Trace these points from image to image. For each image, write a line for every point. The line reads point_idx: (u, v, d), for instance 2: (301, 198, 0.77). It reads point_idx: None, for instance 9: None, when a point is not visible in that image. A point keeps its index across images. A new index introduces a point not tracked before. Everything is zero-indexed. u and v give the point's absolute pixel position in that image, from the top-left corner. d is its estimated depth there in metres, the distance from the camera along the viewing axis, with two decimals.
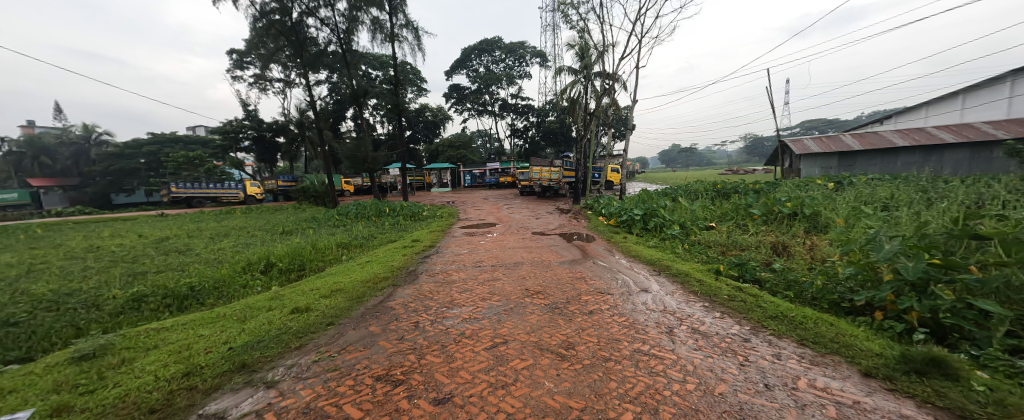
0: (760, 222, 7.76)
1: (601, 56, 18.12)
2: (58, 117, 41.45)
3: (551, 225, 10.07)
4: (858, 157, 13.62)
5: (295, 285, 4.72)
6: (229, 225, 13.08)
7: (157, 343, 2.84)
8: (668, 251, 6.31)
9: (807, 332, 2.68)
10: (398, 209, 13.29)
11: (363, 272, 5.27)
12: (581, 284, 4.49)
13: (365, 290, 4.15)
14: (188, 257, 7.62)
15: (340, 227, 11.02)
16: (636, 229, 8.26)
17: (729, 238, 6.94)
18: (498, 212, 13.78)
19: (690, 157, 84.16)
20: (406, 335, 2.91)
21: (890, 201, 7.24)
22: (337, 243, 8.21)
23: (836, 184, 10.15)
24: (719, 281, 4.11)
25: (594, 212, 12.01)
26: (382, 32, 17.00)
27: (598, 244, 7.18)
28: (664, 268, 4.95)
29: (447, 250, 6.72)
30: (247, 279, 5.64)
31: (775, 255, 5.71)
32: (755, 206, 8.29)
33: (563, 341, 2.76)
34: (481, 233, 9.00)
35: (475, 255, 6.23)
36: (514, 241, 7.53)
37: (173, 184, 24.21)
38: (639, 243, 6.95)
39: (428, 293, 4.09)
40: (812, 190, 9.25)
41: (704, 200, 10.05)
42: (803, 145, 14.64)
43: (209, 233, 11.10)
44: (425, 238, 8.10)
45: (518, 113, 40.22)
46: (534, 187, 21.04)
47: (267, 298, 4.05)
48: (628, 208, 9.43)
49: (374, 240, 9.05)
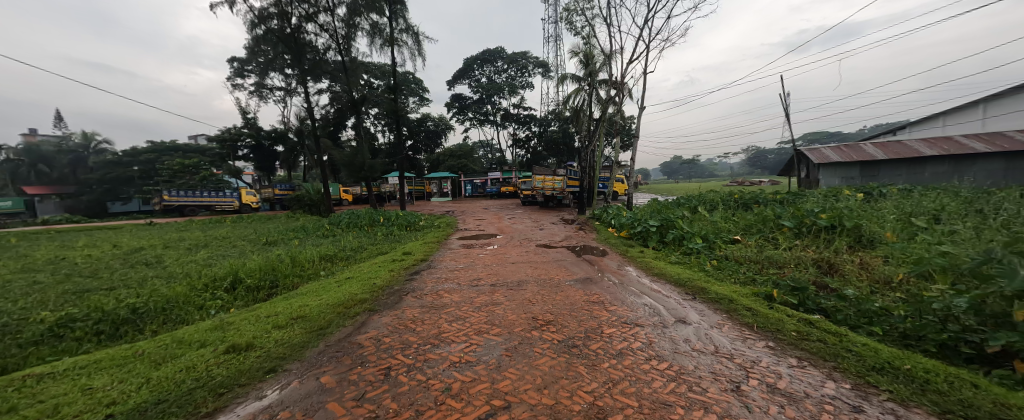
0: (791, 235, 6.98)
1: (606, 63, 17.66)
2: (58, 125, 41.37)
3: (557, 236, 9.29)
4: (882, 166, 12.80)
5: (253, 310, 3.89)
6: (216, 234, 12.36)
7: (18, 404, 2.01)
8: (694, 267, 5.49)
9: (945, 399, 1.85)
10: (393, 219, 12.56)
11: (339, 291, 4.44)
12: (600, 311, 3.63)
13: (331, 318, 3.31)
14: (153, 271, 6.83)
15: (329, 237, 10.27)
16: (652, 242, 7.45)
17: (761, 254, 6.14)
18: (500, 222, 13.03)
19: (692, 170, 84.06)
20: (369, 393, 2.08)
21: (941, 213, 6.45)
22: (321, 255, 7.43)
23: (866, 194, 9.39)
24: (778, 311, 3.26)
25: (602, 223, 11.24)
26: (381, 36, 16.56)
27: (613, 258, 6.36)
28: (698, 289, 4.15)
29: (443, 265, 5.95)
30: (206, 299, 4.83)
31: (824, 275, 4.91)
32: (784, 217, 7.51)
33: (590, 407, 1.93)
34: (481, 244, 8.25)
35: (475, 272, 5.42)
36: (516, 254, 6.76)
37: (166, 192, 23.53)
38: (659, 258, 6.16)
39: (410, 322, 3.24)
40: (842, 200, 8.50)
41: (723, 210, 9.28)
42: (821, 154, 13.87)
43: (189, 244, 10.34)
44: (418, 251, 7.29)
45: (520, 122, 39.87)
46: (537, 196, 20.32)
47: (210, 328, 3.24)
48: (642, 218, 8.61)
49: (364, 253, 8.28)
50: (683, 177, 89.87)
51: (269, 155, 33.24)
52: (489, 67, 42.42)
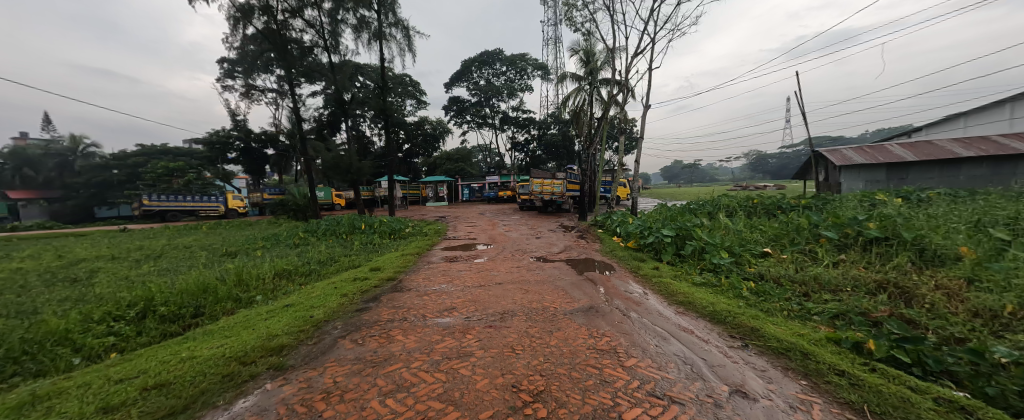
0: (833, 249, 5.91)
1: (608, 60, 16.67)
2: (45, 128, 40.35)
3: (555, 247, 8.18)
4: (911, 168, 11.77)
5: (117, 365, 2.72)
6: (181, 242, 11.26)
7: None
8: (725, 291, 4.38)
9: None
10: (376, 225, 11.42)
11: (257, 328, 3.27)
12: (614, 369, 2.47)
13: (204, 388, 2.13)
14: (69, 290, 5.67)
15: (300, 247, 9.16)
16: (667, 256, 6.35)
17: (805, 273, 5.04)
18: (493, 230, 11.91)
19: (694, 174, 83.16)
20: None
21: (1017, 223, 5.38)
22: (278, 272, 6.29)
23: (904, 199, 8.33)
24: (889, 379, 2.15)
25: (605, 231, 10.12)
26: (368, 31, 15.54)
27: (622, 277, 5.24)
28: (748, 331, 3.01)
29: (413, 285, 4.82)
30: (92, 335, 3.66)
31: (899, 306, 3.80)
32: (822, 227, 6.42)
33: None
34: (466, 257, 7.15)
35: (449, 296, 4.30)
36: (506, 271, 5.64)
37: (145, 196, 22.26)
38: (679, 276, 5.09)
39: (320, 397, 2.06)
40: (882, 206, 7.43)
41: (745, 217, 8.19)
42: (843, 155, 12.80)
43: (141, 254, 9.17)
44: (389, 266, 6.14)
45: (519, 126, 38.91)
46: (535, 201, 19.22)
47: (1, 409, 2.02)
48: (653, 227, 7.49)
49: (332, 267, 7.15)
50: (683, 182, 88.85)
51: (260, 159, 32.22)
52: (488, 70, 41.59)
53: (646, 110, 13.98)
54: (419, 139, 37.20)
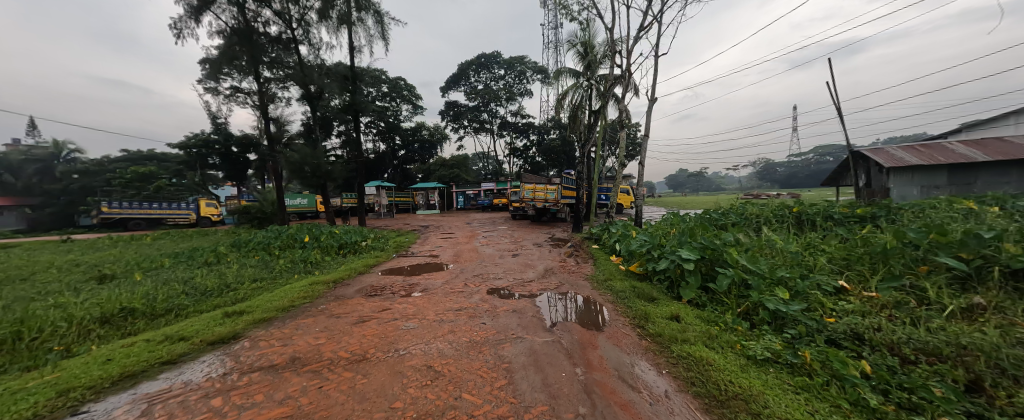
0: (953, 285, 3.75)
1: (609, 53, 14.75)
2: (31, 133, 39.25)
3: (530, 271, 5.96)
4: (980, 171, 9.71)
5: None
6: (90, 257, 9.34)
7: None
8: (822, 387, 2.16)
9: None
10: (325, 237, 9.34)
11: None
12: None
13: None
14: None
15: (207, 266, 7.12)
16: (689, 292, 4.17)
17: (939, 335, 2.84)
18: (466, 244, 9.77)
19: (700, 183, 81.06)
20: None
21: None
22: (106, 313, 4.18)
23: (1002, 208, 6.16)
24: None
25: (602, 246, 8.05)
26: (335, 15, 13.68)
27: (619, 337, 3.03)
28: None
29: (245, 355, 2.68)
30: None
31: None
32: (927, 250, 4.15)
33: None
34: (400, 286, 5.06)
35: (271, 394, 2.13)
36: (431, 321, 3.47)
37: (103, 203, 20.48)
38: (717, 334, 2.96)
39: None
40: (987, 216, 5.29)
41: (791, 231, 6.03)
42: (891, 155, 10.55)
43: (6, 275, 7.18)
44: (264, 307, 4.03)
45: (517, 131, 37.05)
46: (527, 209, 17.17)
47: None
48: (663, 243, 5.39)
49: (214, 301, 5.06)
50: (689, 190, 86.57)
51: (242, 165, 28.77)
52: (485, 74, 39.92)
53: (650, 106, 12.00)
54: (415, 146, 35.44)
